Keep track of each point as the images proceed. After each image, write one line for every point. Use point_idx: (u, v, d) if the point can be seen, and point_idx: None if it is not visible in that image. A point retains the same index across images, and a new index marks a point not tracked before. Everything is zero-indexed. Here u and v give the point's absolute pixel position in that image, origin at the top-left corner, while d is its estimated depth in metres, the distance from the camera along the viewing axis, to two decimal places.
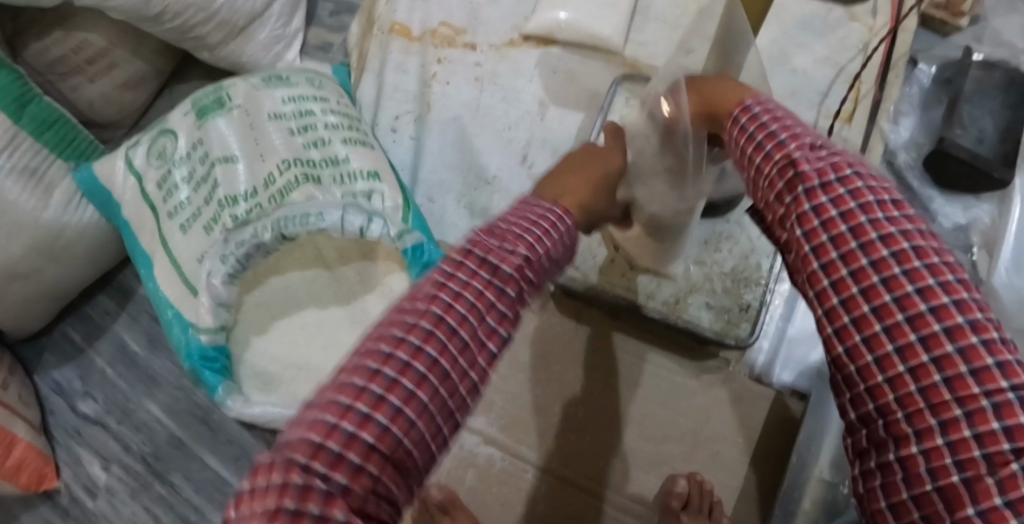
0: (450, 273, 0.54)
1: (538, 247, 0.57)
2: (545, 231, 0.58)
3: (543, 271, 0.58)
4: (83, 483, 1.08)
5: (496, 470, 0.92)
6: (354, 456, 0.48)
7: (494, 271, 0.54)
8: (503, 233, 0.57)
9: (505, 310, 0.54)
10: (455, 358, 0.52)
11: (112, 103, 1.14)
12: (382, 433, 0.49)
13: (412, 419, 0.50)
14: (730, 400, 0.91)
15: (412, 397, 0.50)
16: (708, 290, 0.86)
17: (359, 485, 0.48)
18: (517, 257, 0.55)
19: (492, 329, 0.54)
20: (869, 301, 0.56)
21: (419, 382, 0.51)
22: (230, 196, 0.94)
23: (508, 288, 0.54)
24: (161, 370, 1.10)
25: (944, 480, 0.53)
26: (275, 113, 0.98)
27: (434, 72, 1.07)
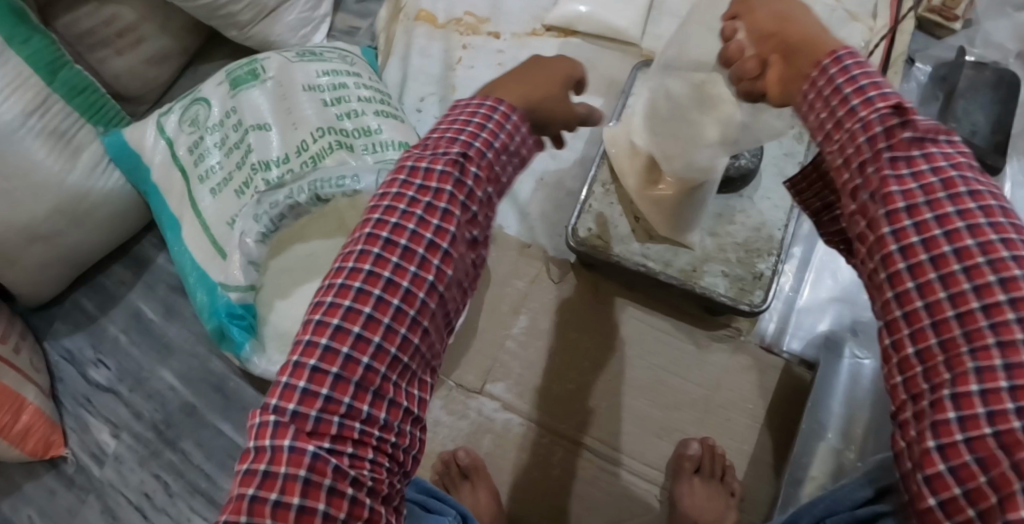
0: (384, 190, 0.57)
1: (475, 144, 0.57)
2: (481, 135, 0.58)
3: (494, 166, 0.59)
4: (90, 451, 1.07)
5: (514, 435, 0.94)
6: (312, 363, 0.53)
7: (428, 177, 0.56)
8: (437, 141, 0.58)
9: (446, 207, 0.56)
10: (399, 257, 0.55)
11: (138, 77, 1.15)
12: (339, 336, 0.54)
13: (365, 320, 0.54)
14: (741, 368, 0.94)
15: (355, 312, 0.54)
16: (722, 259, 0.89)
17: (321, 390, 0.53)
18: (449, 156, 0.57)
19: (432, 225, 0.55)
20: (950, 242, 0.50)
21: (367, 284, 0.54)
22: (264, 161, 0.98)
23: (444, 186, 0.56)
24: (176, 338, 1.11)
25: (1005, 423, 0.47)
26: (310, 85, 1.02)
27: (458, 56, 1.11)
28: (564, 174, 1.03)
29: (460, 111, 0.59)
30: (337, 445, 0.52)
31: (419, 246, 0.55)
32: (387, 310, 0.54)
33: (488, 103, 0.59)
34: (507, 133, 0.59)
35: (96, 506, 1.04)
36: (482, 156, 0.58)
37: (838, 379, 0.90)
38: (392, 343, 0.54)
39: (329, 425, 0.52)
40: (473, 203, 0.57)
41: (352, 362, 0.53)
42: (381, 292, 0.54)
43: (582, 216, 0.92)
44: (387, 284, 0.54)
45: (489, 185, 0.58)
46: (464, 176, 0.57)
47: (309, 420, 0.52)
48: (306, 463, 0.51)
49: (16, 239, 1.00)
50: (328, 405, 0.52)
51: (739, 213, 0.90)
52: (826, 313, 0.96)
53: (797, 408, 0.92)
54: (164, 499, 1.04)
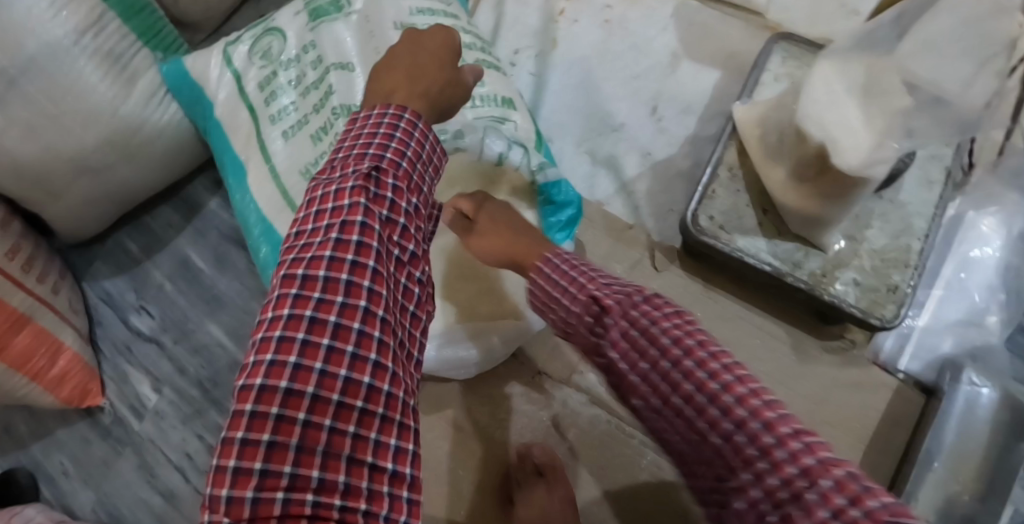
0: (300, 227, 0.56)
1: (386, 157, 0.57)
2: (385, 141, 0.57)
3: (415, 176, 0.59)
4: (128, 403, 0.99)
5: (600, 433, 0.87)
6: (249, 409, 0.52)
7: (338, 200, 0.55)
8: (343, 163, 0.57)
9: (363, 222, 0.54)
10: (324, 281, 0.53)
11: (201, 0, 1.03)
12: (275, 372, 0.52)
13: (301, 347, 0.52)
14: (850, 385, 0.87)
15: (287, 349, 0.52)
16: (856, 266, 0.81)
17: (264, 435, 0.51)
18: (355, 174, 0.56)
19: (352, 244, 0.54)
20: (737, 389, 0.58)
21: (296, 309, 0.53)
22: (345, 106, 0.88)
23: (357, 202, 0.55)
24: (227, 290, 1.02)
25: None
26: (402, 23, 0.91)
27: (561, 9, 1.00)
28: (674, 154, 0.94)
29: (362, 127, 0.58)
30: (294, 495, 0.50)
31: (346, 254, 0.54)
32: (323, 331, 0.53)
33: (392, 110, 0.58)
34: (418, 140, 0.58)
35: (133, 462, 0.97)
36: (397, 168, 0.57)
37: (953, 408, 0.82)
38: (338, 368, 0.53)
39: (279, 477, 0.51)
40: (393, 216, 0.57)
41: (291, 399, 0.52)
42: (313, 313, 0.53)
43: (704, 203, 0.84)
44: (318, 304, 0.53)
45: (410, 195, 0.58)
46: (375, 193, 0.56)
47: (253, 473, 0.50)
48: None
49: (63, 169, 0.91)
50: (274, 450, 0.51)
51: (877, 216, 0.82)
52: (951, 332, 0.87)
53: (909, 433, 0.85)
54: (206, 462, 0.96)
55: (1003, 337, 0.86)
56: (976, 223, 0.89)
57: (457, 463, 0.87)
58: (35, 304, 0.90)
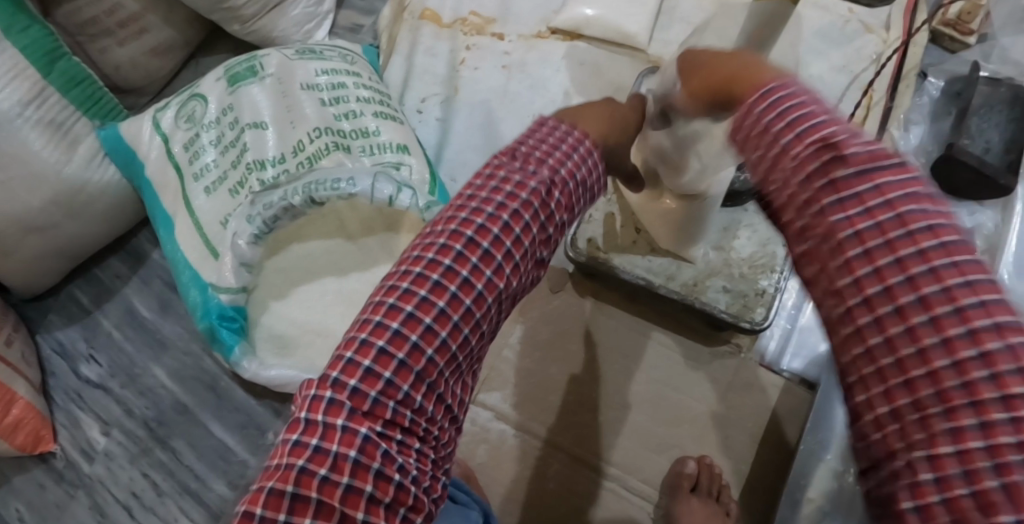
0: (464, 200, 0.59)
1: (561, 171, 0.60)
2: (566, 153, 0.61)
3: (574, 194, 0.61)
4: (80, 447, 1.06)
5: (508, 447, 0.93)
6: (380, 344, 0.54)
7: (510, 192, 0.58)
8: (525, 157, 0.60)
9: (524, 224, 0.58)
10: (478, 259, 0.57)
11: (140, 68, 1.14)
12: (410, 323, 0.55)
13: (438, 313, 0.55)
14: (740, 386, 0.93)
15: (431, 307, 0.55)
16: (726, 274, 0.88)
17: (385, 372, 0.54)
18: (540, 176, 0.59)
19: (512, 234, 0.57)
20: (912, 291, 0.48)
21: (444, 278, 0.56)
22: (259, 160, 0.96)
23: (529, 201, 0.58)
24: (170, 334, 1.10)
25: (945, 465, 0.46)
26: (309, 83, 1.00)
27: (463, 57, 1.09)
28: None
29: (547, 135, 0.62)
30: (388, 430, 0.53)
31: (497, 252, 0.57)
32: (458, 308, 0.56)
33: (574, 133, 0.62)
34: (584, 156, 0.62)
35: (85, 503, 1.04)
36: (566, 184, 0.60)
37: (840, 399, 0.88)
38: (453, 341, 0.56)
39: (385, 409, 0.53)
40: (549, 224, 0.60)
41: (416, 352, 0.55)
42: (455, 289, 0.56)
43: (584, 226, 0.91)
44: (462, 283, 0.56)
45: (566, 207, 0.61)
46: (549, 200, 0.59)
47: (367, 400, 0.53)
48: (357, 444, 0.52)
49: (12, 230, 0.99)
50: (388, 388, 0.53)
51: (743, 228, 0.89)
52: None
53: (799, 427, 0.90)
54: (153, 498, 1.03)
55: None
56: None
57: None
58: None
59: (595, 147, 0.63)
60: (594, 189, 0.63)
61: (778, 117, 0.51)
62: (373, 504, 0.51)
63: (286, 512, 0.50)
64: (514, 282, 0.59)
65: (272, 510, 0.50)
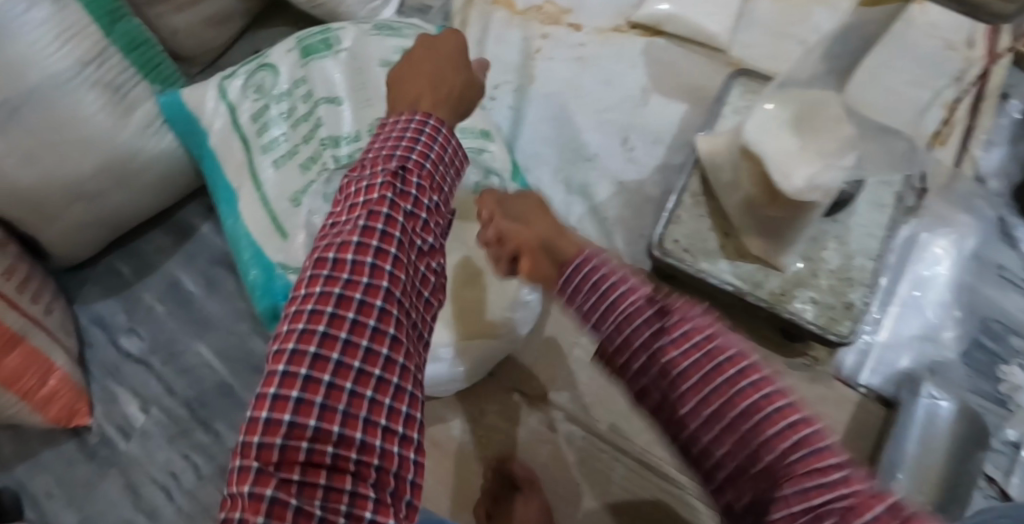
0: (334, 221, 0.62)
1: (410, 158, 0.63)
2: (410, 145, 0.63)
3: (430, 176, 0.64)
4: (117, 423, 1.02)
5: (573, 448, 0.91)
6: (273, 390, 0.56)
7: (368, 194, 0.61)
8: (373, 163, 0.63)
9: (388, 213, 0.60)
10: (348, 273, 0.58)
11: (197, 36, 1.09)
12: (296, 359, 0.56)
13: (321, 337, 0.56)
14: (814, 400, 0.91)
15: (312, 335, 0.57)
16: (815, 285, 0.86)
17: (284, 416, 0.55)
18: (385, 174, 0.61)
19: (377, 231, 0.59)
20: (744, 401, 0.60)
21: (319, 304, 0.57)
22: (333, 137, 0.92)
23: (384, 196, 0.60)
24: (216, 313, 1.06)
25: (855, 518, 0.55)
26: (387, 60, 0.96)
27: (537, 46, 1.07)
28: (644, 180, 0.99)
29: (391, 133, 0.64)
30: (309, 475, 0.54)
31: (366, 256, 0.58)
32: (342, 324, 0.57)
33: (415, 119, 0.64)
34: (440, 142, 0.65)
35: (119, 481, 1.00)
36: (420, 169, 0.63)
37: (913, 418, 0.87)
38: (353, 357, 0.56)
39: (298, 449, 0.55)
40: (416, 210, 0.62)
41: (313, 382, 0.55)
42: (333, 309, 0.57)
43: (670, 227, 0.89)
44: (339, 299, 0.57)
45: (431, 193, 0.64)
46: (404, 190, 0.61)
47: (275, 449, 0.55)
48: (265, 507, 0.53)
49: (58, 196, 0.95)
50: (293, 429, 0.55)
51: (832, 239, 0.87)
52: (908, 348, 0.91)
53: (871, 445, 0.89)
54: (192, 481, 0.99)
55: (959, 352, 0.91)
56: (930, 244, 0.95)
57: (434, 476, 0.91)
58: (28, 323, 0.95)
59: (437, 123, 0.65)
60: (445, 169, 0.65)
61: (600, 283, 0.66)
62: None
63: None
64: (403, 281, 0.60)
65: None
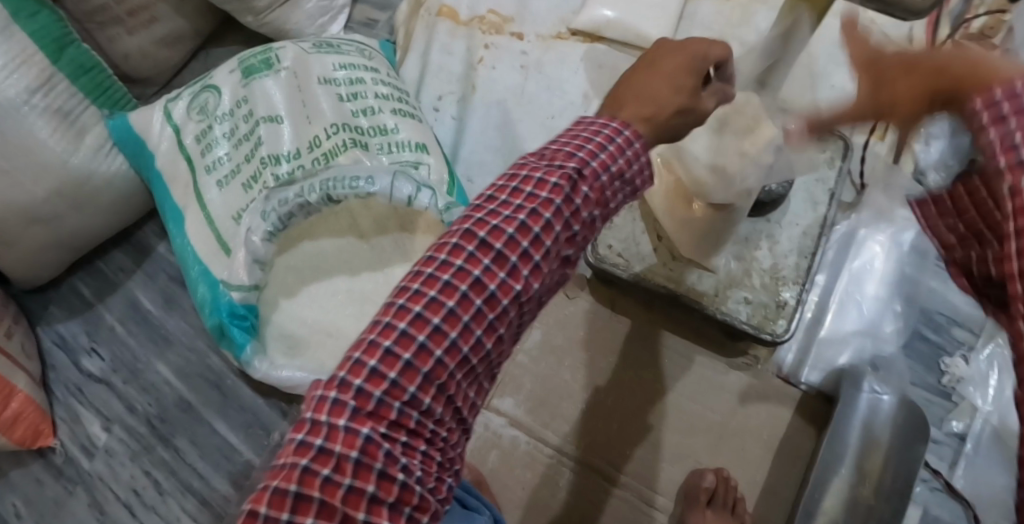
0: (492, 195, 0.55)
1: (589, 163, 0.55)
2: (604, 154, 0.55)
3: (607, 192, 0.56)
4: (81, 443, 1.05)
5: (521, 453, 0.92)
6: (387, 344, 0.52)
7: (538, 186, 0.54)
8: (552, 153, 0.56)
9: (550, 216, 0.54)
10: (491, 260, 0.53)
11: (149, 58, 1.10)
12: (418, 323, 0.52)
13: (447, 313, 0.52)
14: (754, 400, 0.92)
15: (439, 304, 0.52)
16: (747, 285, 0.87)
17: (390, 373, 0.51)
18: (565, 172, 0.54)
19: (531, 232, 0.53)
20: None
21: (455, 278, 0.53)
22: (274, 154, 0.94)
23: (551, 198, 0.54)
24: (175, 330, 1.08)
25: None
26: (326, 77, 0.98)
27: (480, 56, 1.08)
28: None
29: (580, 129, 0.57)
30: (392, 432, 0.51)
31: (513, 252, 0.53)
32: (469, 308, 0.53)
33: (611, 126, 0.56)
34: (630, 159, 0.56)
35: (84, 500, 1.02)
36: (596, 178, 0.55)
37: (855, 411, 0.86)
38: (467, 342, 0.53)
39: (389, 409, 0.51)
40: (574, 222, 0.55)
41: (424, 351, 0.52)
42: (467, 288, 0.53)
43: (605, 231, 0.90)
44: (475, 282, 0.53)
45: (596, 207, 0.56)
46: (576, 199, 0.55)
47: (371, 400, 0.51)
48: (359, 444, 0.50)
49: (16, 220, 0.97)
50: (394, 389, 0.51)
51: (765, 238, 0.89)
52: (847, 344, 0.92)
53: (813, 441, 0.89)
54: (154, 497, 1.01)
55: (900, 345, 0.92)
56: (868, 241, 0.95)
57: None
58: None
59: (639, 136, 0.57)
60: (628, 193, 0.58)
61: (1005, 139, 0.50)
62: (374, 504, 0.50)
63: (288, 513, 0.49)
64: (536, 288, 0.55)
65: (276, 510, 0.49)
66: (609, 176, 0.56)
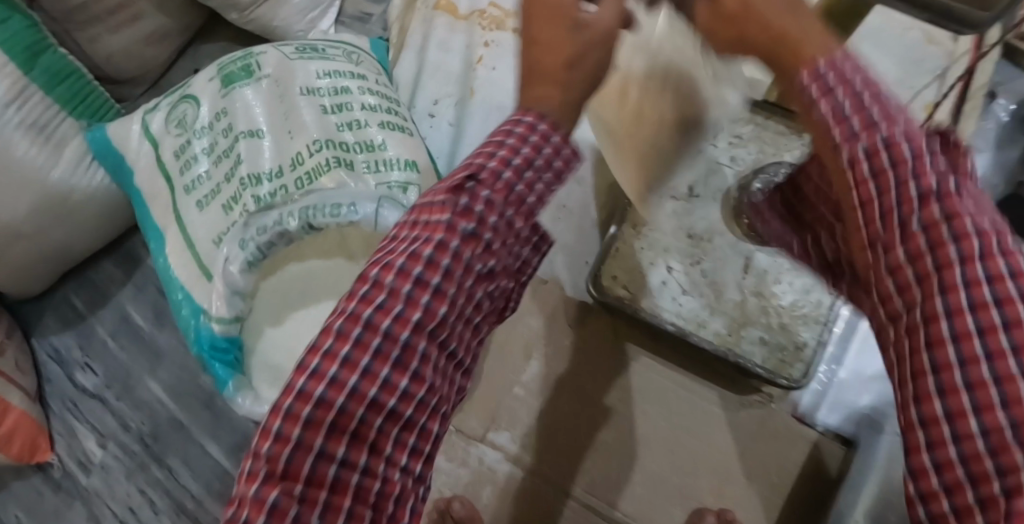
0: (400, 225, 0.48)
1: (490, 163, 0.46)
2: (510, 153, 0.47)
3: (519, 195, 0.47)
4: (77, 458, 1.03)
5: (517, 489, 0.86)
6: (284, 405, 0.44)
7: (434, 204, 0.46)
8: (463, 165, 0.48)
9: (449, 232, 0.45)
10: (387, 293, 0.45)
11: (132, 57, 1.03)
12: (313, 377, 0.44)
13: (342, 360, 0.44)
14: (763, 437, 0.85)
15: (335, 354, 0.45)
16: (763, 323, 0.81)
17: (293, 433, 0.44)
18: (465, 180, 0.46)
19: (430, 253, 0.45)
20: (940, 243, 0.41)
21: (349, 320, 0.45)
22: (254, 174, 0.88)
23: (446, 212, 0.46)
24: (165, 346, 1.05)
25: (980, 471, 0.40)
26: (309, 87, 0.91)
27: (478, 55, 0.99)
28: (589, 203, 0.93)
29: (494, 131, 0.49)
30: (306, 499, 0.44)
31: (408, 279, 0.45)
32: (367, 350, 0.45)
33: (524, 119, 0.48)
34: (534, 153, 0.47)
35: (81, 515, 1.01)
36: (504, 175, 0.46)
37: (874, 460, 0.80)
38: (374, 388, 0.45)
39: (297, 472, 0.44)
40: (485, 230, 0.46)
41: (324, 407, 0.44)
42: (364, 329, 0.45)
43: (608, 262, 0.83)
44: (369, 321, 0.45)
45: (508, 208, 0.47)
46: (482, 208, 0.46)
47: (276, 469, 0.44)
48: (265, 515, 0.44)
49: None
50: (295, 454, 0.44)
51: (787, 271, 0.81)
52: (870, 386, 0.86)
53: (826, 485, 0.83)
54: (149, 516, 0.99)
55: None
56: None
57: None
58: None
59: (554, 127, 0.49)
60: (551, 188, 0.49)
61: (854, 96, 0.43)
62: None
63: None
64: (449, 313, 0.46)
65: None
66: (520, 170, 0.47)
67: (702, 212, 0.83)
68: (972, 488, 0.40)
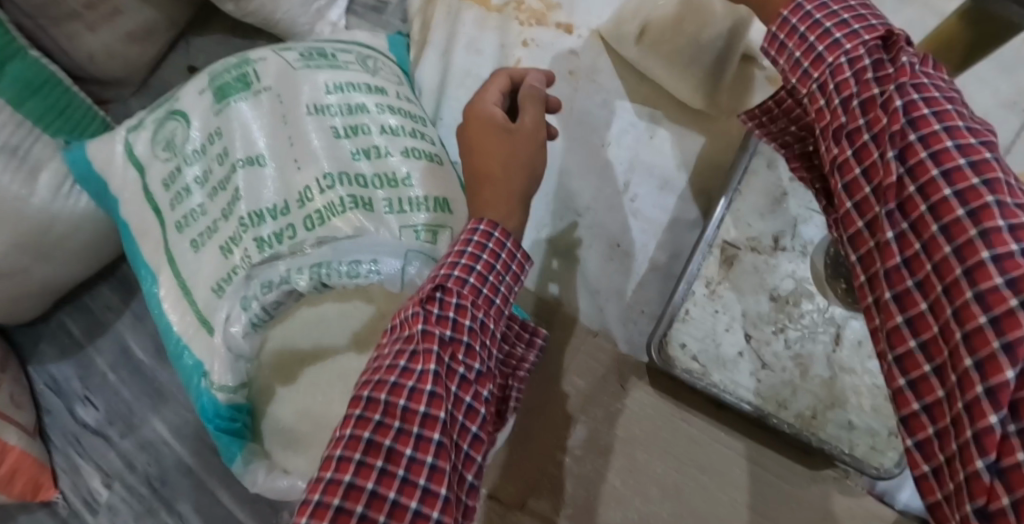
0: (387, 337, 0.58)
1: (455, 271, 0.57)
2: (472, 257, 0.57)
3: (488, 293, 0.58)
4: (83, 496, 0.94)
5: None
6: (305, 520, 0.50)
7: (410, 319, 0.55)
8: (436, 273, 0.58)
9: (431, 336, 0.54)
10: (386, 398, 0.52)
11: (117, 57, 0.89)
12: (331, 488, 0.50)
13: (356, 467, 0.50)
14: (837, 517, 0.76)
15: (346, 462, 0.51)
16: (854, 405, 0.73)
17: None
18: (436, 293, 0.56)
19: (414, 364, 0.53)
20: (915, 183, 0.45)
21: (358, 428, 0.52)
22: (255, 212, 0.74)
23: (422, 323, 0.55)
24: (168, 383, 0.97)
25: (979, 422, 0.41)
26: (317, 104, 0.77)
27: (517, 57, 0.88)
28: (648, 242, 0.83)
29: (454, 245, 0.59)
30: None
31: (402, 387, 0.52)
32: (378, 453, 0.51)
33: (481, 228, 0.59)
34: (492, 253, 0.58)
35: None
36: (468, 282, 0.57)
37: None
38: (389, 488, 0.50)
39: None
40: (460, 333, 0.55)
41: (344, 514, 0.49)
42: (371, 434, 0.51)
43: (676, 327, 0.77)
44: (375, 426, 0.52)
45: (477, 311, 0.56)
46: (455, 311, 0.55)
47: None
48: None
49: None
50: None
51: None
52: None
53: None
54: None
55: None
56: None
57: None
58: None
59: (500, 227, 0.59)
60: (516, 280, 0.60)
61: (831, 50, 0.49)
62: None
63: None
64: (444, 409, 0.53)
65: None
66: (483, 269, 0.57)
67: (787, 267, 0.77)
68: (971, 433, 0.42)
